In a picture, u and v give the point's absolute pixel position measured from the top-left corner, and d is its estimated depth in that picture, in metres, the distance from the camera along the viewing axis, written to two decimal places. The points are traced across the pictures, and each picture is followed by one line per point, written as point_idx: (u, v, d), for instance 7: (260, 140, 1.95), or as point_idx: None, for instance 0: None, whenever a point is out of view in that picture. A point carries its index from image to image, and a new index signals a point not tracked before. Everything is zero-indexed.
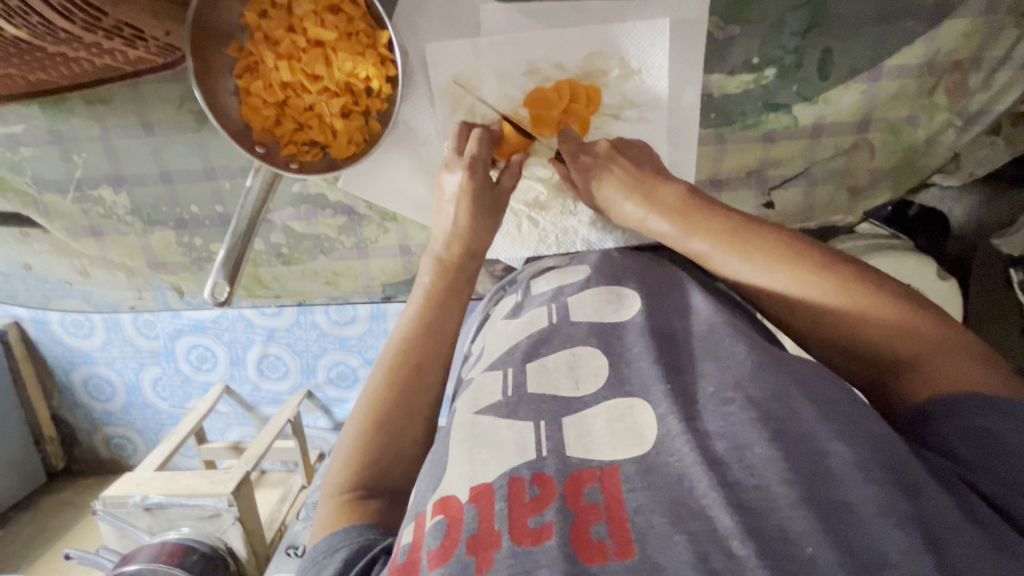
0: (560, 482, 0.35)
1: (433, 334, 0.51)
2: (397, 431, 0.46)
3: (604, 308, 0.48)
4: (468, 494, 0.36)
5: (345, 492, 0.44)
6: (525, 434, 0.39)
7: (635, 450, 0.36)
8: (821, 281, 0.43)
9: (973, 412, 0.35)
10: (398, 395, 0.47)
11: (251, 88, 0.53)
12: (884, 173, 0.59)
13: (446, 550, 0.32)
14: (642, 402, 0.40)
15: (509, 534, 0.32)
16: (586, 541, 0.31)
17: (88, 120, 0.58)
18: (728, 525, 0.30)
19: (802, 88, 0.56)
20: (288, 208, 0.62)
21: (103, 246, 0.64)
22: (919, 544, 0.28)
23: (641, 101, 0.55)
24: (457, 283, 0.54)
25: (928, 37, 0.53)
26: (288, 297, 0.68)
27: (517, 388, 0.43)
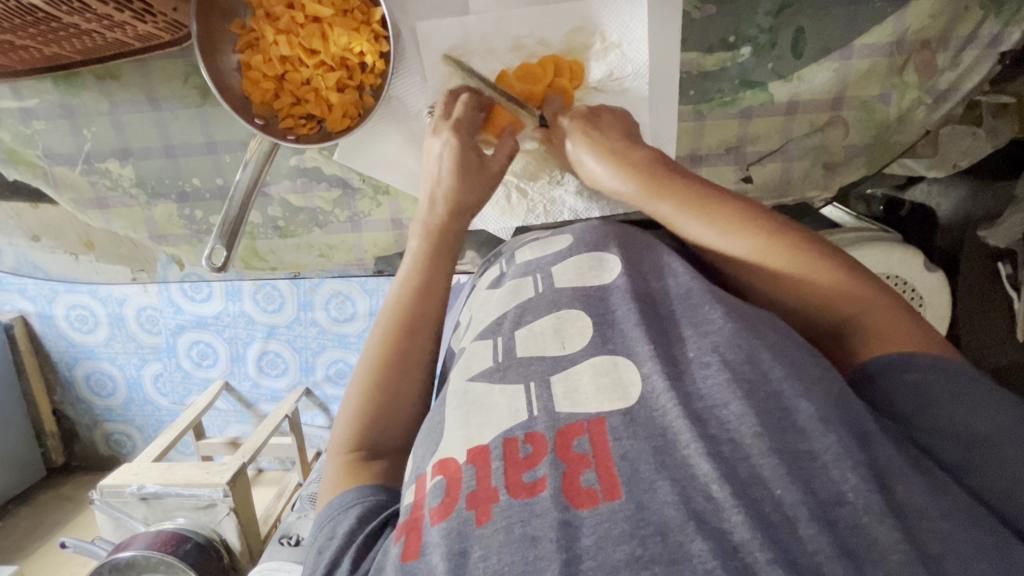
0: (551, 438, 0.36)
1: (427, 302, 0.52)
2: (394, 391, 0.48)
3: (587, 274, 0.50)
4: (466, 455, 0.37)
5: (349, 453, 0.46)
6: (517, 397, 0.40)
7: (621, 403, 0.38)
8: (778, 248, 0.44)
9: (907, 371, 0.39)
10: (393, 358, 0.49)
11: (251, 62, 0.56)
12: (859, 149, 0.61)
13: (448, 507, 0.35)
14: (627, 360, 0.41)
15: (505, 489, 0.34)
16: (577, 489, 0.33)
17: (98, 95, 0.61)
18: (707, 471, 0.32)
19: (777, 66, 0.58)
20: (286, 181, 0.65)
21: (108, 217, 0.67)
22: (872, 485, 0.31)
23: (623, 75, 0.58)
24: (444, 249, 0.56)
25: (895, 18, 0.56)
26: (284, 271, 0.69)
27: (507, 353, 0.44)
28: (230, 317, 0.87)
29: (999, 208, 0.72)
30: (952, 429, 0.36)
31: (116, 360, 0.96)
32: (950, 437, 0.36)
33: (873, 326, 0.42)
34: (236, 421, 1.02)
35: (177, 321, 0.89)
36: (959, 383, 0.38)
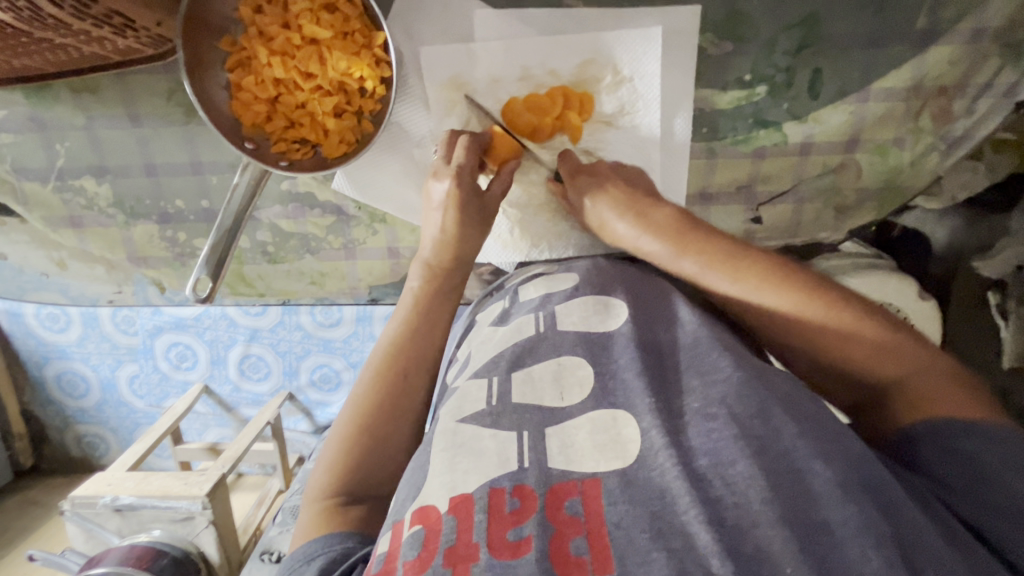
0: (541, 495, 0.34)
1: (429, 335, 0.49)
2: (382, 433, 0.43)
3: (592, 318, 0.48)
4: (448, 505, 0.34)
5: (326, 496, 0.41)
6: (508, 445, 0.37)
7: (618, 463, 0.36)
8: (815, 308, 0.43)
9: (951, 435, 0.37)
10: (382, 399, 0.45)
11: (242, 83, 0.53)
12: (870, 193, 0.60)
13: (424, 563, 0.31)
14: (626, 414, 0.39)
15: (487, 547, 0.31)
16: (566, 556, 0.30)
17: (73, 108, 0.57)
18: (708, 542, 0.29)
19: (792, 107, 0.56)
20: (276, 206, 0.61)
21: (83, 237, 0.62)
22: (896, 568, 0.28)
23: (634, 111, 0.56)
24: (444, 283, 0.52)
25: (915, 62, 0.55)
26: (273, 298, 0.66)
27: (501, 398, 0.42)
28: None
29: (992, 242, 0.62)
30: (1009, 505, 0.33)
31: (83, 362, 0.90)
32: (1007, 512, 0.33)
33: (920, 385, 0.40)
34: (215, 424, 0.98)
35: None
36: (1008, 452, 0.35)
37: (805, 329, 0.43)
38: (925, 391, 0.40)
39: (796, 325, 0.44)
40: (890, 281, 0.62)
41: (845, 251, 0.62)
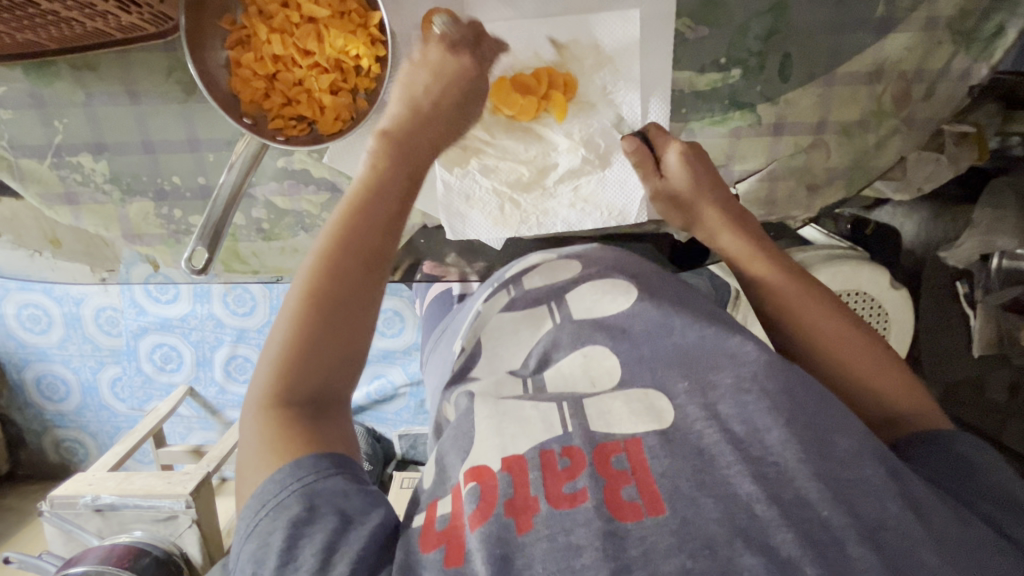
0: (589, 453, 0.36)
1: (378, 233, 0.44)
2: (323, 324, 0.40)
3: (604, 301, 0.50)
4: (500, 463, 0.37)
5: (275, 405, 0.39)
6: (551, 413, 0.40)
7: (654, 425, 0.38)
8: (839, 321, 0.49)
9: (952, 445, 0.42)
10: (321, 288, 0.41)
11: (242, 60, 0.55)
12: (840, 172, 0.63)
13: (484, 511, 0.34)
14: (658, 392, 0.41)
15: (545, 498, 0.34)
16: (619, 501, 0.33)
17: (73, 84, 0.58)
18: (750, 491, 0.33)
19: (765, 89, 0.60)
20: (272, 183, 0.63)
21: (77, 214, 0.63)
22: (909, 513, 0.33)
23: (614, 90, 0.59)
24: (399, 179, 0.48)
25: (876, 48, 0.59)
26: (266, 275, 0.67)
27: (537, 390, 0.45)
28: None
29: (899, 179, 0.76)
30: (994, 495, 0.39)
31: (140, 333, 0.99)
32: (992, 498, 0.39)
33: (927, 418, 0.45)
34: None
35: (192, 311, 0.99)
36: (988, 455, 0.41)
37: (841, 344, 0.48)
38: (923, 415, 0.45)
39: (835, 342, 0.49)
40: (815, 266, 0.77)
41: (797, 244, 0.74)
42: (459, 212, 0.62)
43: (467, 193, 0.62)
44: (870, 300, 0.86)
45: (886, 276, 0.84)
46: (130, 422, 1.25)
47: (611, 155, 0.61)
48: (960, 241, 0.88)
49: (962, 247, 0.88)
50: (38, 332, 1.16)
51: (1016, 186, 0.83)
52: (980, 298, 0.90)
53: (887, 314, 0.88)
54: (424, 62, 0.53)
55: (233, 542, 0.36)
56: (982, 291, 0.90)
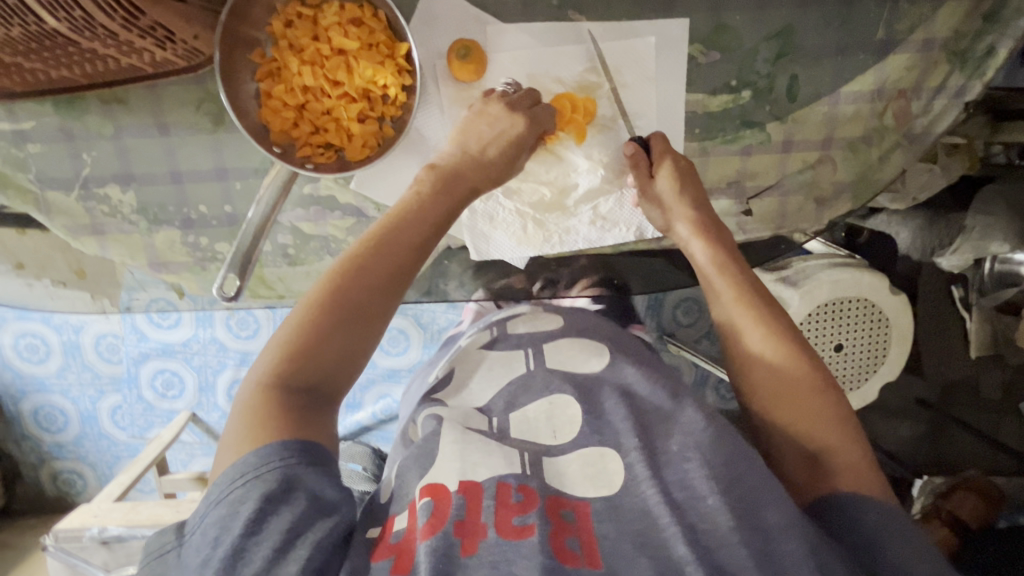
0: (541, 496, 0.43)
1: (399, 260, 0.51)
2: (333, 323, 0.46)
3: (576, 357, 0.58)
4: (457, 484, 0.43)
5: (274, 386, 0.44)
6: (513, 457, 0.46)
7: (605, 490, 0.44)
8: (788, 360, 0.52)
9: (862, 512, 0.44)
10: (341, 291, 0.47)
11: (273, 91, 0.56)
12: (847, 185, 0.66)
13: (434, 526, 0.40)
14: (613, 452, 0.47)
15: (493, 527, 0.40)
16: (563, 549, 0.38)
17: (102, 119, 0.59)
18: (683, 552, 0.38)
19: (774, 109, 0.63)
20: (298, 209, 0.64)
21: (104, 244, 0.63)
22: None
23: (632, 113, 0.62)
24: (428, 214, 0.54)
25: (877, 68, 0.62)
26: (292, 300, 0.67)
27: (501, 430, 0.51)
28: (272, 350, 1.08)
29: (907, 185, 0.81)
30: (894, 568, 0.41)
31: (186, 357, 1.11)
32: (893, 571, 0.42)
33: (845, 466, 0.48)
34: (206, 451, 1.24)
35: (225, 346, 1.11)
36: (898, 527, 0.44)
37: (776, 381, 0.52)
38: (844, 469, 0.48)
39: (777, 373, 0.52)
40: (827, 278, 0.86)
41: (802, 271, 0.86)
42: (483, 233, 0.64)
43: (490, 214, 0.64)
44: (873, 307, 0.88)
45: (884, 282, 0.87)
46: (131, 451, 1.23)
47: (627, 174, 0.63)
48: (952, 248, 0.90)
49: (955, 254, 0.90)
50: (37, 362, 1.14)
51: (1005, 194, 0.87)
52: (975, 300, 0.95)
53: (888, 321, 0.90)
54: (484, 114, 0.58)
55: (203, 504, 0.41)
56: (977, 292, 0.94)
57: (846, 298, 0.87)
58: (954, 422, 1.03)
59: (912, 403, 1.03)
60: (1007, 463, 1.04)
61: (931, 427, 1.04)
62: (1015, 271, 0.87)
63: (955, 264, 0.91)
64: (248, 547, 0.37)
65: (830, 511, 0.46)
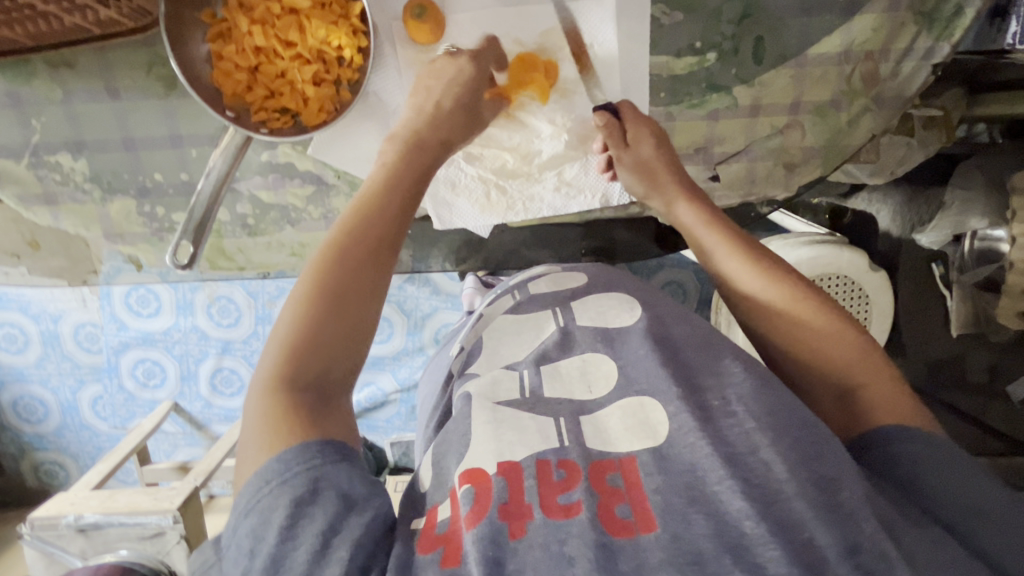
0: (583, 466, 0.40)
1: (387, 237, 0.48)
2: (333, 312, 0.42)
3: (609, 314, 0.56)
4: (496, 467, 0.40)
5: (281, 387, 0.40)
6: (548, 427, 0.43)
7: (649, 441, 0.41)
8: (799, 303, 0.51)
9: (909, 442, 0.42)
10: (332, 279, 0.43)
11: (223, 52, 0.55)
12: (816, 150, 0.65)
13: (479, 513, 0.37)
14: (652, 401, 0.45)
15: (539, 507, 0.37)
16: (613, 518, 0.36)
17: (50, 83, 0.58)
18: (740, 507, 0.35)
19: (740, 72, 0.62)
20: (256, 176, 0.62)
21: (57, 214, 0.62)
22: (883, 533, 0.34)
23: (596, 76, 0.60)
24: (410, 179, 0.52)
25: (843, 30, 0.61)
26: (252, 271, 0.66)
27: (534, 391, 0.48)
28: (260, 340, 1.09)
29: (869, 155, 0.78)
30: (949, 497, 0.39)
31: (170, 348, 1.11)
32: (956, 508, 0.38)
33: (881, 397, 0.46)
34: (183, 447, 1.23)
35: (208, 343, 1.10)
36: (949, 455, 0.41)
37: (789, 326, 0.51)
38: (877, 402, 0.46)
39: (789, 318, 0.51)
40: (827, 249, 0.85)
41: (790, 237, 0.87)
42: (446, 201, 0.63)
43: (453, 180, 0.63)
44: (849, 283, 0.88)
45: (864, 259, 0.86)
46: (112, 442, 1.22)
47: (589, 140, 0.63)
48: (927, 229, 0.90)
49: (931, 234, 0.89)
50: (14, 352, 1.13)
51: (984, 166, 0.85)
52: (957, 277, 0.90)
53: (868, 297, 0.90)
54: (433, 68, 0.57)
55: (229, 528, 0.36)
56: (958, 270, 0.89)
57: (825, 274, 0.86)
58: (941, 406, 1.02)
59: None
60: (996, 446, 1.03)
61: None
62: (996, 248, 0.83)
63: (934, 241, 0.89)
64: (285, 554, 0.33)
65: (870, 445, 0.44)
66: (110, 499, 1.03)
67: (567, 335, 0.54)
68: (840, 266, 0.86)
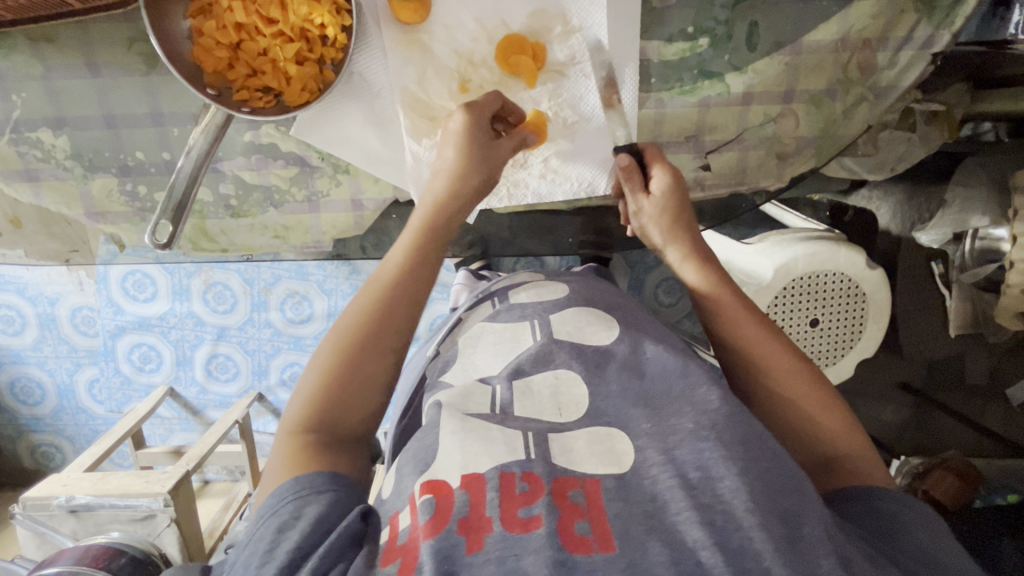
0: (547, 481, 0.39)
1: (409, 302, 0.52)
2: (359, 370, 0.49)
3: (585, 330, 0.56)
4: (460, 480, 0.40)
5: (303, 433, 0.47)
6: (514, 438, 0.43)
7: (615, 468, 0.41)
8: (787, 360, 0.53)
9: (883, 502, 0.45)
10: (361, 338, 0.50)
11: (203, 28, 0.54)
12: (809, 141, 0.63)
13: (437, 525, 0.37)
14: (620, 431, 0.45)
15: (499, 520, 0.37)
16: (572, 533, 0.36)
17: (31, 58, 0.57)
18: (697, 537, 0.35)
19: (733, 58, 0.60)
20: (239, 157, 0.62)
21: (39, 191, 0.61)
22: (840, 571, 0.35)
23: (584, 59, 0.59)
24: (435, 245, 0.55)
25: (841, 16, 0.60)
26: (235, 253, 0.66)
27: (505, 407, 0.48)
28: (257, 326, 1.09)
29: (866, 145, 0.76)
30: (923, 554, 0.41)
31: (166, 332, 1.10)
32: (927, 562, 0.41)
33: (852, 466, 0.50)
34: (179, 431, 1.24)
35: (204, 328, 1.10)
36: (916, 513, 0.45)
37: (774, 379, 0.53)
38: (853, 466, 0.49)
39: (779, 374, 0.53)
40: (823, 245, 0.84)
41: (786, 233, 0.87)
42: None
43: None
44: (846, 281, 0.86)
45: (861, 257, 0.84)
46: (109, 425, 1.22)
47: (579, 124, 0.61)
48: (929, 227, 0.87)
49: (931, 232, 0.87)
50: (11, 334, 1.13)
51: (985, 166, 0.83)
52: (955, 276, 0.88)
53: (864, 295, 0.88)
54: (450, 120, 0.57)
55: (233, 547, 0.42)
56: (957, 269, 0.87)
57: (822, 271, 0.85)
58: (940, 408, 1.01)
59: (894, 387, 1.01)
60: (993, 449, 1.01)
61: (914, 412, 1.02)
62: (996, 247, 0.80)
63: (934, 239, 0.87)
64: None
65: (850, 498, 0.46)
66: (100, 482, 1.03)
67: (547, 351, 0.53)
68: (838, 263, 0.84)
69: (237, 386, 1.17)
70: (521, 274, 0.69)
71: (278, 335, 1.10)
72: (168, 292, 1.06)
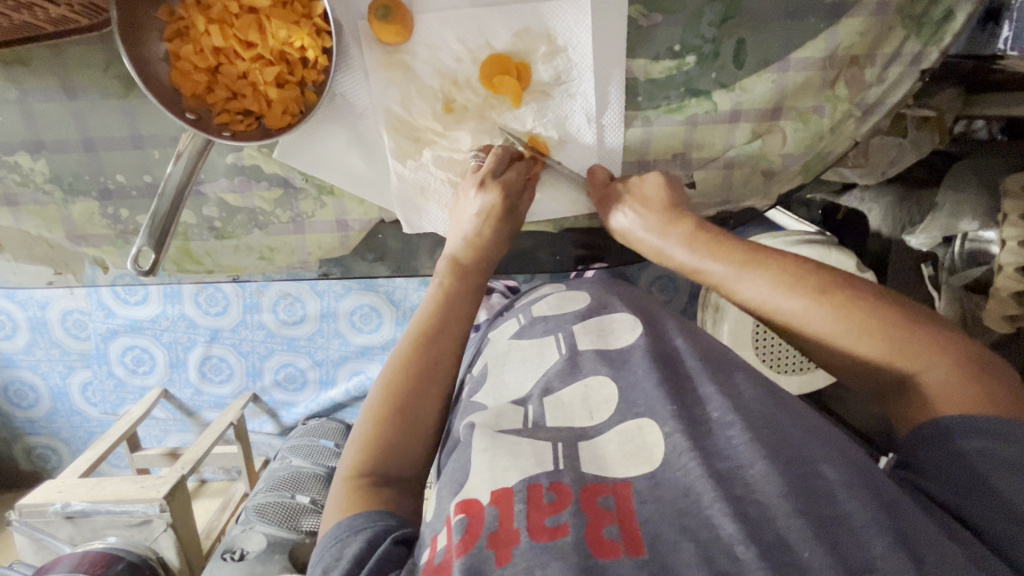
0: (576, 491, 0.40)
1: (447, 348, 0.55)
2: (411, 412, 0.51)
3: (609, 338, 0.56)
4: (490, 496, 0.40)
5: (357, 476, 0.47)
6: (544, 450, 0.44)
7: (645, 466, 0.42)
8: (808, 308, 0.49)
9: (958, 441, 0.41)
10: (409, 383, 0.52)
11: (181, 52, 0.53)
12: (796, 157, 0.63)
13: (468, 542, 0.37)
14: (650, 420, 0.46)
15: (527, 531, 0.37)
16: (602, 541, 0.36)
17: (6, 81, 0.56)
18: (732, 531, 0.35)
19: (720, 75, 0.60)
20: (222, 179, 0.61)
21: (19, 215, 0.61)
22: (898, 554, 0.33)
23: (570, 79, 0.58)
24: (465, 299, 0.58)
25: (829, 33, 0.59)
26: (220, 274, 0.65)
27: (536, 422, 0.48)
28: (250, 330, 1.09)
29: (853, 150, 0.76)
30: (1000, 497, 0.38)
31: (157, 337, 1.10)
32: (1011, 514, 0.37)
33: (936, 378, 0.44)
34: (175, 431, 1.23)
35: (196, 335, 1.10)
36: (1001, 442, 0.40)
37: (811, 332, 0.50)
38: (935, 382, 0.44)
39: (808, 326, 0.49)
40: (809, 250, 0.84)
41: (788, 232, 0.87)
42: (415, 206, 0.62)
43: (422, 184, 0.61)
44: None
45: (852, 260, 0.84)
46: (104, 428, 1.22)
47: (565, 142, 0.61)
48: (916, 231, 0.87)
49: (919, 236, 0.87)
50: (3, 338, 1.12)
51: (978, 172, 0.82)
52: (945, 279, 0.85)
53: None
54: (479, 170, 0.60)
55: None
56: (947, 271, 0.85)
57: None
58: None
59: None
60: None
61: None
62: (985, 250, 0.79)
63: (924, 242, 0.86)
64: None
65: (923, 441, 0.43)
66: (91, 488, 1.01)
67: (573, 361, 0.53)
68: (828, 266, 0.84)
69: (231, 388, 1.17)
70: (543, 288, 0.69)
71: (271, 337, 1.10)
72: (159, 299, 1.05)
